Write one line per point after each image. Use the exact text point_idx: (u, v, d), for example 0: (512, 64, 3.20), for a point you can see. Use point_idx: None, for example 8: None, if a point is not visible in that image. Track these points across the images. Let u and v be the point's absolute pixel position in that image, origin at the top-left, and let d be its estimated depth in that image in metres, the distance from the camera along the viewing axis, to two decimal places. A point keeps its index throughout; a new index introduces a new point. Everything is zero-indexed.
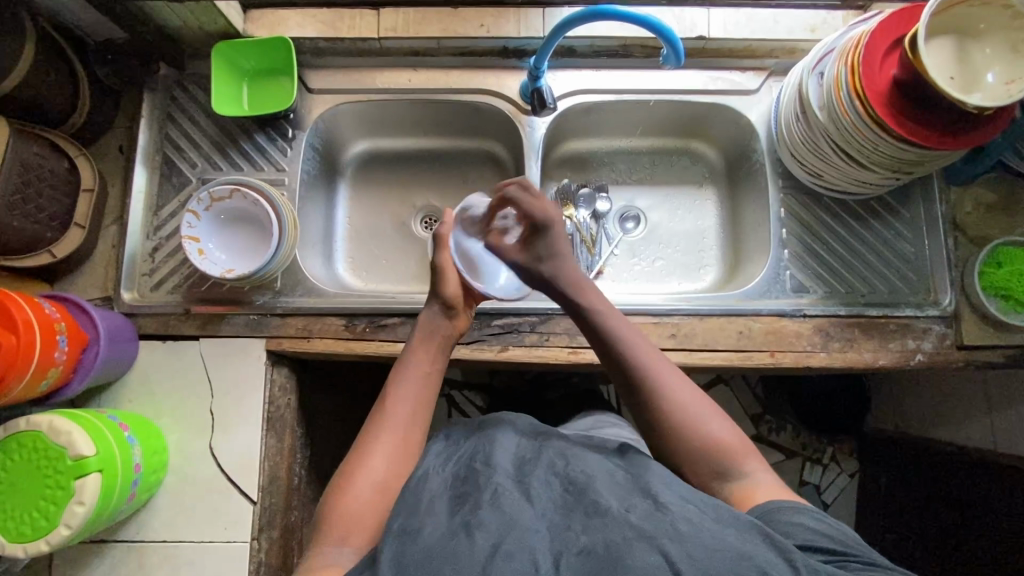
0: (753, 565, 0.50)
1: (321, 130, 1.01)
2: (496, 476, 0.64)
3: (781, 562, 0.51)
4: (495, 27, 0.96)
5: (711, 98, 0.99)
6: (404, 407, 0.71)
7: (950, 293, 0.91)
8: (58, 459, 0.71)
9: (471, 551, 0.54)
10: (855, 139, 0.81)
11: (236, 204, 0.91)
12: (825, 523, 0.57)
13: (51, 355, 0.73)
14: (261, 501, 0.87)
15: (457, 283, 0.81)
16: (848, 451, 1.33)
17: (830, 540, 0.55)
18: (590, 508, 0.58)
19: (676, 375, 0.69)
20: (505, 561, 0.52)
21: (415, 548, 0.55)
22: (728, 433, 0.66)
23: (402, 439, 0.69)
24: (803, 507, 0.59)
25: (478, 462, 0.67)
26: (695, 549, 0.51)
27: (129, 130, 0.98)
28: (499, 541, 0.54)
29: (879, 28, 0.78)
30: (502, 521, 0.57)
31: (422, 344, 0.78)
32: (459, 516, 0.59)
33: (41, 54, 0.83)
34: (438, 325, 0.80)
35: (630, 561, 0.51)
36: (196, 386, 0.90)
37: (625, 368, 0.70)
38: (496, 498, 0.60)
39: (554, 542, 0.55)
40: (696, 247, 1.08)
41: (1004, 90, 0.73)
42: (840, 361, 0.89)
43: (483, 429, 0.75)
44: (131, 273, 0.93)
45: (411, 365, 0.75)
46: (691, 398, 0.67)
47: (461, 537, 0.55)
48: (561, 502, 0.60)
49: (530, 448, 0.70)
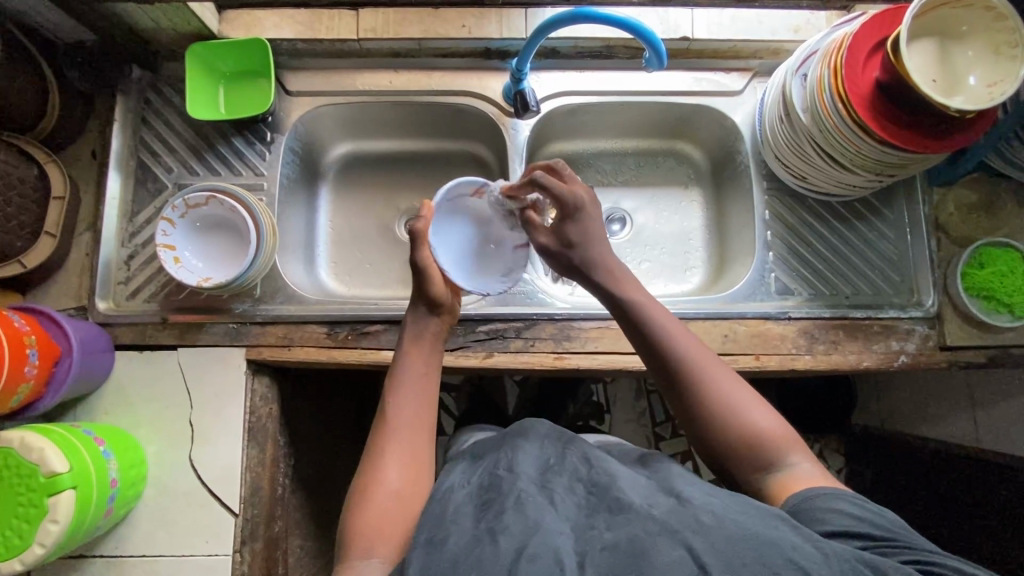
0: (780, 555, 0.49)
1: (302, 133, 0.99)
2: (520, 482, 0.62)
3: (811, 548, 0.50)
4: (477, 28, 0.94)
5: (695, 100, 0.99)
6: (405, 413, 0.70)
7: (933, 294, 0.91)
8: (30, 477, 0.68)
9: (497, 556, 0.53)
10: (836, 141, 0.80)
11: (213, 211, 0.89)
12: (864, 508, 0.57)
13: (21, 370, 0.71)
14: (243, 513, 0.85)
15: (442, 281, 0.79)
16: (835, 447, 1.33)
17: (868, 526, 0.55)
18: (613, 506, 0.57)
19: (715, 364, 0.68)
20: (531, 562, 0.51)
21: (443, 557, 0.54)
22: (772, 421, 0.64)
23: (416, 445, 0.69)
24: (841, 491, 0.59)
25: (501, 470, 0.65)
26: (720, 539, 0.51)
27: (102, 134, 0.95)
28: (523, 544, 0.53)
29: (861, 30, 0.77)
30: (526, 526, 0.55)
31: (414, 347, 0.77)
32: (484, 523, 0.57)
33: (5, 58, 0.80)
34: (426, 325, 0.78)
35: (655, 555, 0.50)
36: (174, 397, 0.88)
37: (670, 366, 0.68)
38: (520, 503, 0.58)
39: (579, 541, 0.54)
40: (682, 248, 1.08)
41: (985, 93, 0.73)
42: (825, 364, 0.89)
43: (506, 441, 0.72)
44: (106, 282, 0.91)
45: (407, 369, 0.74)
46: (743, 395, 0.66)
47: (486, 543, 0.54)
48: (585, 504, 0.60)
49: (553, 452, 0.69)
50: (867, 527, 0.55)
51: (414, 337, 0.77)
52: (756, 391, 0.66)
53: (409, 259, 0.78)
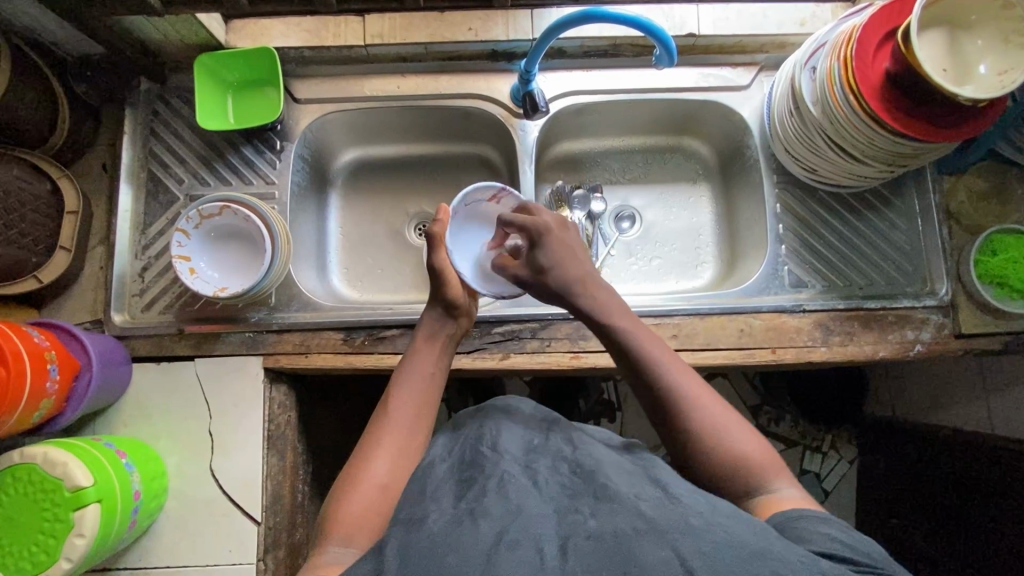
0: (766, 565, 0.46)
1: (310, 140, 1.00)
2: (503, 464, 0.62)
3: (796, 560, 0.48)
4: (483, 30, 0.94)
5: (702, 95, 0.99)
6: (408, 408, 0.71)
7: (947, 282, 0.92)
8: (55, 492, 0.69)
9: (477, 537, 0.51)
10: (847, 133, 0.81)
11: (226, 221, 0.89)
12: (849, 534, 0.55)
13: (43, 386, 0.71)
14: (266, 522, 0.86)
15: (459, 285, 0.81)
16: (848, 438, 1.35)
17: (854, 551, 0.53)
18: (598, 493, 0.57)
19: (701, 387, 0.68)
20: (510, 550, 0.49)
21: (421, 536, 0.52)
22: (757, 446, 0.65)
23: (405, 440, 0.69)
24: (826, 516, 0.57)
25: (485, 447, 0.66)
26: (706, 543, 0.48)
27: (112, 147, 0.95)
28: (503, 529, 0.52)
29: (870, 23, 0.78)
30: (508, 508, 0.55)
31: (425, 344, 0.78)
32: (465, 502, 0.57)
33: (16, 74, 0.80)
34: (442, 326, 0.80)
35: (640, 554, 0.48)
36: (194, 408, 0.88)
37: (655, 387, 0.68)
38: (503, 485, 0.58)
39: (562, 524, 0.53)
40: (692, 244, 1.08)
41: (996, 81, 0.73)
42: (841, 355, 0.89)
43: (489, 416, 0.73)
44: (121, 294, 0.91)
45: (415, 364, 0.75)
46: (727, 418, 0.66)
47: (466, 524, 0.53)
48: (568, 485, 0.59)
49: (538, 436, 0.70)
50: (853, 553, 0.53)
51: (426, 336, 0.79)
52: (741, 415, 0.67)
53: (426, 262, 0.80)
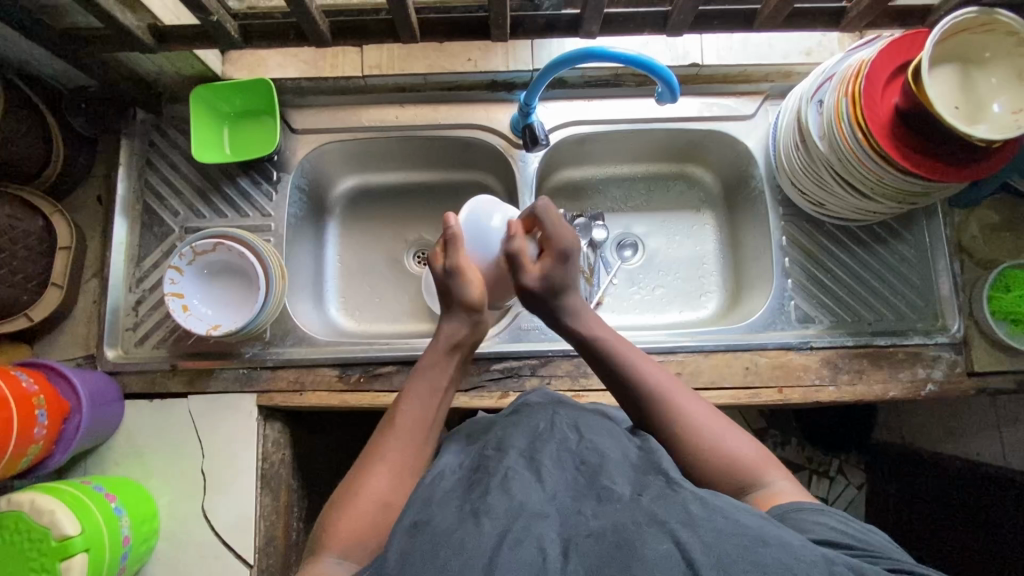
0: (770, 554, 0.43)
1: (307, 170, 0.98)
2: (507, 458, 0.60)
3: (797, 545, 0.45)
4: (483, 60, 0.94)
5: (706, 125, 0.97)
6: (416, 420, 0.67)
7: (959, 318, 0.89)
8: (40, 542, 0.67)
9: (479, 540, 0.48)
10: (855, 169, 0.78)
11: (221, 257, 0.88)
12: (847, 523, 0.52)
13: (30, 432, 0.70)
14: (258, 565, 0.83)
15: (475, 282, 0.76)
16: (855, 462, 1.26)
17: (851, 539, 0.50)
18: (602, 494, 0.54)
19: (691, 401, 0.66)
20: (511, 549, 0.46)
21: (422, 537, 0.49)
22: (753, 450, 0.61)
23: (407, 456, 0.64)
24: (828, 508, 0.54)
25: (490, 450, 0.63)
26: (708, 535, 0.45)
27: (106, 179, 0.94)
28: (506, 529, 0.49)
29: (879, 59, 0.75)
30: (511, 507, 0.52)
31: (436, 356, 0.74)
32: (468, 503, 0.54)
33: (10, 110, 0.79)
34: (459, 327, 0.75)
35: (641, 548, 0.45)
36: (186, 447, 0.86)
37: (644, 401, 0.67)
38: (506, 482, 0.56)
39: (564, 527, 0.50)
40: (696, 273, 1.05)
41: (1011, 119, 0.71)
42: (850, 394, 0.87)
43: (496, 424, 0.70)
44: (115, 329, 0.90)
45: (417, 381, 0.71)
46: (719, 426, 0.63)
47: (468, 525, 0.50)
48: (573, 485, 0.57)
49: (542, 420, 0.67)
50: (851, 540, 0.50)
51: (442, 345, 0.74)
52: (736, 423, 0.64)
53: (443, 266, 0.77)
